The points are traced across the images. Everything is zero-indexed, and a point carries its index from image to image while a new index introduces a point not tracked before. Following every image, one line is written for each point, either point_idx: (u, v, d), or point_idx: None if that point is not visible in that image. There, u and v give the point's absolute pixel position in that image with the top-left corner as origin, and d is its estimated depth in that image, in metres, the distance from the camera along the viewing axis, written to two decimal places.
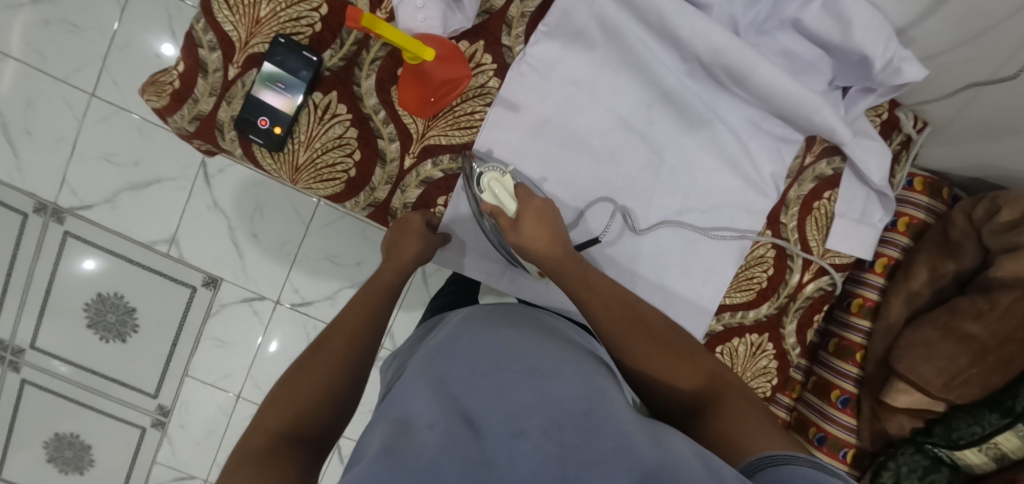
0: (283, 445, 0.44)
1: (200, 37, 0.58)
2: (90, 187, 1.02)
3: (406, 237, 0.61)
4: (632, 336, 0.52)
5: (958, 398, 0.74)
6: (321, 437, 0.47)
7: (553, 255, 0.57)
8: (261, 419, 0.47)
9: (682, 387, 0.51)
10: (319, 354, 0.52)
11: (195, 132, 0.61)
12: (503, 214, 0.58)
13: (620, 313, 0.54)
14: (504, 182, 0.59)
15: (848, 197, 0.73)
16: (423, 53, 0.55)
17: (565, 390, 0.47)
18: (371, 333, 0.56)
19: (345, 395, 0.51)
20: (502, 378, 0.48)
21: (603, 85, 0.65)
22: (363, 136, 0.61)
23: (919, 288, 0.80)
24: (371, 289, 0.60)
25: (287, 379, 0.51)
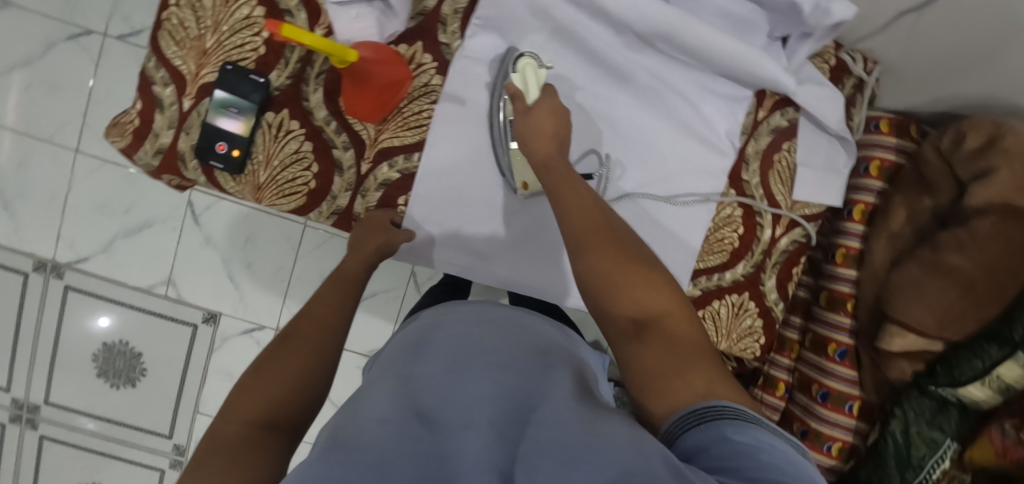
0: (258, 434, 0.46)
1: (153, 74, 0.61)
2: (85, 240, 1.06)
3: (373, 239, 0.63)
4: (601, 257, 0.52)
5: (953, 334, 0.74)
6: (295, 426, 0.50)
7: (552, 152, 0.58)
8: (232, 409, 0.49)
9: (639, 314, 0.50)
10: (290, 348, 0.55)
11: (159, 166, 0.64)
12: (520, 98, 0.60)
13: (592, 236, 0.53)
14: (538, 72, 0.62)
15: (807, 146, 0.73)
16: (347, 55, 0.55)
17: (520, 380, 0.51)
18: (340, 330, 0.59)
19: (317, 387, 0.54)
20: (463, 373, 0.52)
21: (546, 67, 0.66)
22: (319, 148, 0.63)
23: (900, 228, 0.79)
24: (337, 286, 0.63)
25: (257, 369, 0.53)
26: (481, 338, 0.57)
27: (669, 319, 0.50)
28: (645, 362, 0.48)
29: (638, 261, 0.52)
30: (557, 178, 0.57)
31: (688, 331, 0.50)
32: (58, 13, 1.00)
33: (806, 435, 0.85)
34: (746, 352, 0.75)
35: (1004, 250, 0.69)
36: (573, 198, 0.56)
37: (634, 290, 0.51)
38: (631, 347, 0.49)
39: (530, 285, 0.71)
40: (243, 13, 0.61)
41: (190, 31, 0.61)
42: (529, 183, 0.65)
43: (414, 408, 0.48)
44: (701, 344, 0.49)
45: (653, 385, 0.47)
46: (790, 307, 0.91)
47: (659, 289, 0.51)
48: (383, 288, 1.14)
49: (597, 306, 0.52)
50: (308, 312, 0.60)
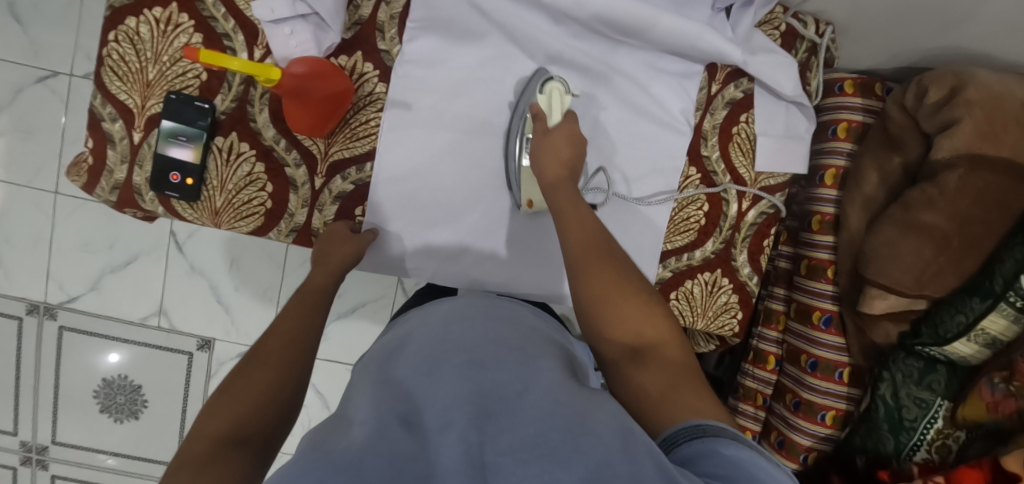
0: (225, 449, 0.46)
1: (101, 111, 0.62)
2: (74, 279, 1.07)
3: (333, 250, 0.63)
4: (602, 282, 0.55)
5: (934, 291, 0.73)
6: (263, 440, 0.49)
7: (563, 177, 0.61)
8: (200, 428, 0.48)
9: (636, 340, 0.53)
10: (258, 363, 0.54)
11: (117, 201, 0.64)
12: (543, 117, 0.63)
13: (595, 262, 0.56)
14: (563, 98, 0.64)
15: (766, 115, 0.72)
16: (269, 73, 0.54)
17: (501, 376, 0.49)
18: (307, 343, 0.58)
19: (286, 400, 0.53)
20: (443, 372, 0.50)
21: (491, 62, 0.66)
22: (271, 168, 0.64)
23: (872, 191, 0.78)
24: (305, 300, 0.61)
25: (226, 388, 0.52)
26: (462, 337, 0.55)
27: (662, 345, 0.53)
28: (644, 381, 0.50)
29: (637, 287, 0.55)
30: (563, 201, 0.60)
31: (681, 355, 0.53)
32: (21, 59, 1.00)
33: (798, 406, 0.84)
34: (725, 329, 0.75)
35: (974, 202, 0.69)
36: (578, 222, 0.58)
37: (632, 314, 0.54)
38: (630, 369, 0.52)
39: (498, 282, 0.72)
40: (182, 41, 0.61)
41: (132, 65, 0.61)
42: (534, 200, 0.67)
43: (394, 405, 0.47)
44: (693, 367, 0.52)
45: (654, 404, 0.48)
46: (774, 279, 0.90)
47: (653, 315, 0.54)
48: (372, 297, 1.14)
49: (596, 327, 0.54)
50: (275, 328, 0.58)
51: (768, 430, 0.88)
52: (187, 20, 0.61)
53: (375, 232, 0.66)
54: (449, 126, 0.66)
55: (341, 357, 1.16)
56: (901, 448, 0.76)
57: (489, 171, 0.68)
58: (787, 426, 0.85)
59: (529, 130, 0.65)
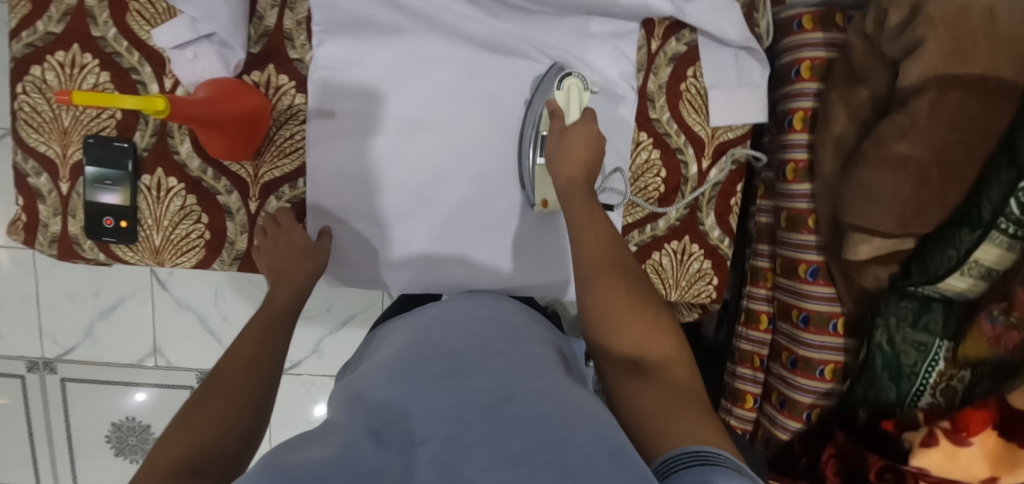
0: (178, 477, 0.40)
1: (24, 166, 0.60)
2: (65, 330, 1.03)
3: (288, 264, 0.60)
4: (612, 295, 0.52)
5: (919, 228, 0.68)
6: (222, 478, 0.43)
7: (577, 179, 0.58)
8: (149, 461, 0.42)
9: (642, 358, 0.51)
10: (216, 395, 0.49)
11: (58, 254, 0.63)
12: (560, 114, 0.61)
13: (606, 272, 0.53)
14: (582, 95, 0.62)
15: (716, 65, 0.67)
16: (155, 105, 0.50)
17: (479, 383, 0.48)
18: (265, 377, 0.52)
19: (246, 436, 0.47)
20: (417, 384, 0.49)
21: (409, 53, 0.62)
22: (203, 199, 0.62)
23: (843, 130, 0.73)
24: (266, 327, 0.56)
25: (181, 421, 0.46)
26: (445, 349, 0.54)
27: (669, 366, 0.50)
28: (644, 401, 0.47)
29: (648, 302, 0.53)
30: (575, 205, 0.57)
31: (688, 378, 0.50)
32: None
33: (796, 364, 0.80)
34: (701, 297, 0.71)
35: (950, 126, 0.64)
36: (592, 231, 0.55)
37: (641, 330, 0.51)
38: (632, 386, 0.49)
39: (456, 280, 0.69)
40: (90, 82, 0.60)
41: (45, 114, 0.59)
42: (549, 200, 0.66)
43: (374, 414, 0.47)
44: (699, 393, 0.50)
45: (654, 424, 0.45)
46: (756, 236, 0.86)
47: (663, 334, 0.52)
48: (359, 309, 1.08)
49: (603, 341, 0.52)
50: (231, 356, 0.53)
51: (769, 392, 0.84)
52: (92, 59, 0.59)
53: (328, 236, 0.64)
54: (375, 129, 0.63)
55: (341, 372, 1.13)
56: (904, 395, 0.72)
57: (427, 169, 0.65)
58: (787, 386, 0.81)
59: (542, 130, 0.63)
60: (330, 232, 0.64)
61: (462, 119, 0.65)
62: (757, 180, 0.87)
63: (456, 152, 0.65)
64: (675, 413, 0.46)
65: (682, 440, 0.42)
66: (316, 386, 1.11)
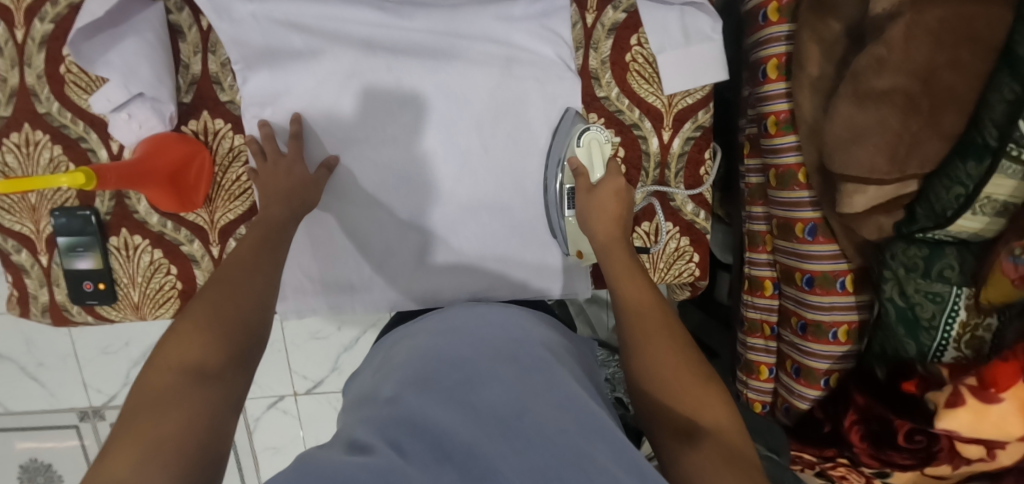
0: (186, 385, 0.42)
1: (4, 246, 0.64)
2: (106, 379, 1.09)
3: (282, 185, 0.58)
4: (660, 359, 0.49)
5: (921, 167, 0.61)
6: (232, 372, 0.44)
7: (616, 236, 0.57)
8: (159, 354, 0.44)
9: (691, 423, 0.46)
10: (221, 289, 0.49)
11: (52, 321, 0.67)
12: (585, 173, 0.60)
13: (652, 332, 0.51)
14: (603, 148, 0.61)
15: (659, 28, 0.63)
16: (76, 178, 0.51)
17: (494, 394, 0.45)
18: (267, 276, 0.51)
19: (256, 327, 0.48)
20: (433, 390, 0.46)
21: (331, 73, 0.62)
22: (168, 251, 0.64)
23: (820, 71, 0.67)
24: (265, 234, 0.54)
25: (188, 312, 0.47)
26: (463, 350, 0.50)
27: (720, 432, 0.45)
28: (694, 464, 0.43)
29: (698, 364, 0.49)
30: (618, 261, 0.55)
31: (741, 443, 0.45)
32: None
33: (806, 329, 0.75)
34: (684, 277, 0.67)
35: (934, 46, 0.57)
36: (634, 292, 0.53)
37: (693, 393, 0.47)
38: (679, 450, 0.44)
39: (417, 299, 0.70)
40: (47, 156, 0.62)
41: (12, 195, 0.62)
42: (584, 251, 0.66)
43: (392, 419, 0.43)
44: (754, 461, 0.44)
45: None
46: (749, 198, 0.80)
47: (716, 403, 0.47)
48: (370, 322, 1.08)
49: (649, 406, 0.48)
50: (233, 256, 0.52)
51: (783, 360, 0.80)
52: (43, 135, 0.61)
53: (329, 168, 0.62)
54: (309, 152, 0.63)
55: None
56: (924, 350, 0.65)
57: (381, 181, 0.65)
58: (800, 353, 0.77)
59: (568, 183, 0.63)
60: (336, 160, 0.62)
61: (401, 131, 0.64)
62: (742, 137, 0.81)
63: (400, 167, 0.65)
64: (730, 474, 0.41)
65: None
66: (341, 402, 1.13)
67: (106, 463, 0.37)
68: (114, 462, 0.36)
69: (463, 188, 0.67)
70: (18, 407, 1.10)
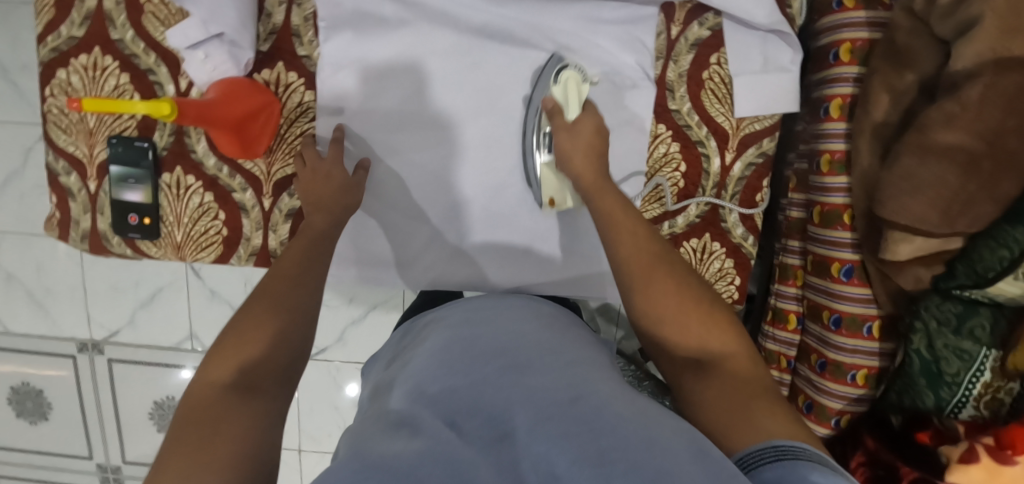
0: (232, 399, 0.46)
1: (55, 166, 0.63)
2: (111, 315, 1.07)
3: (323, 196, 0.60)
4: (662, 292, 0.55)
5: (970, 226, 0.62)
6: (274, 387, 0.49)
7: (596, 176, 0.59)
8: (208, 370, 0.49)
9: (701, 353, 0.53)
10: (264, 304, 0.53)
11: (89, 249, 0.66)
12: (561, 113, 0.61)
13: (649, 271, 0.55)
14: (580, 88, 0.61)
15: (740, 52, 0.63)
16: (159, 108, 0.51)
17: (540, 381, 0.48)
18: (308, 290, 0.56)
19: (295, 345, 0.53)
20: (479, 376, 0.49)
21: (411, 43, 0.63)
22: (219, 196, 0.64)
23: (885, 117, 0.68)
24: (310, 244, 0.58)
25: (232, 328, 0.52)
26: (512, 336, 0.55)
27: (729, 361, 0.53)
28: (709, 397, 0.50)
29: (699, 299, 0.55)
30: (607, 203, 0.58)
31: (750, 369, 0.53)
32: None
33: (825, 368, 0.76)
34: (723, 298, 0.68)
35: (1007, 111, 0.57)
36: (631, 239, 0.57)
37: (700, 328, 0.54)
38: (694, 383, 0.52)
39: (457, 282, 0.72)
40: (112, 84, 0.61)
41: (72, 116, 0.62)
42: (555, 197, 0.66)
43: (443, 403, 0.47)
44: (765, 382, 0.52)
45: (727, 422, 0.48)
46: (787, 231, 0.82)
47: (721, 329, 0.54)
48: (382, 299, 1.08)
49: (666, 350, 0.55)
50: (277, 268, 0.56)
51: (795, 394, 0.82)
52: (112, 62, 0.61)
53: (364, 172, 0.64)
54: (348, 153, 0.66)
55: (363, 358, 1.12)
56: (942, 404, 0.67)
57: (435, 167, 0.68)
58: (815, 390, 0.78)
59: (546, 125, 0.63)
60: (367, 166, 0.64)
61: (460, 112, 0.66)
62: (789, 171, 0.83)
63: (444, 148, 0.67)
64: (750, 411, 0.48)
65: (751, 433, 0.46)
66: (341, 373, 1.12)
67: (162, 469, 0.41)
68: (166, 470, 0.40)
69: (508, 193, 0.69)
70: (17, 329, 1.08)
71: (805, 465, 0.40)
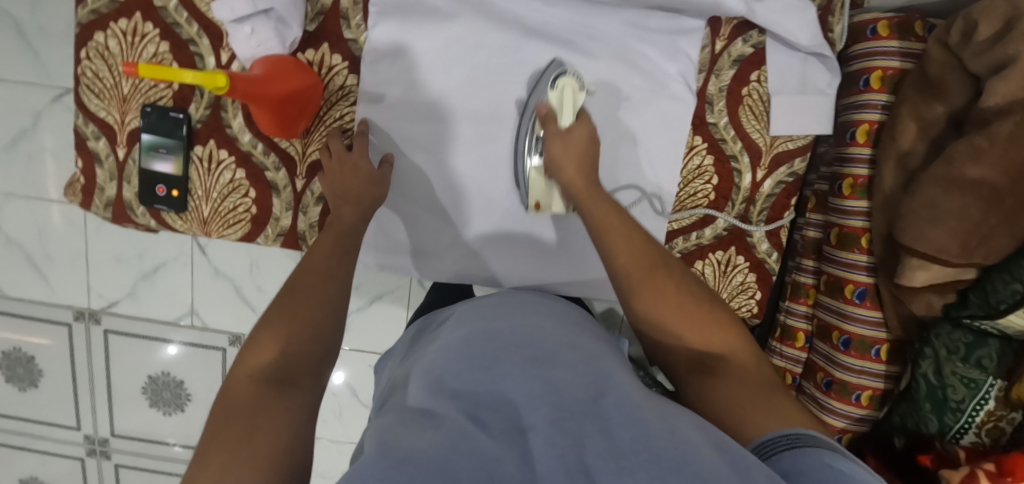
0: (269, 394, 0.48)
1: (85, 130, 0.62)
2: (111, 286, 1.05)
3: (351, 188, 0.61)
4: (658, 293, 0.55)
5: (986, 258, 0.63)
6: (310, 381, 0.51)
7: (584, 184, 0.59)
8: (243, 364, 0.50)
9: (705, 351, 0.55)
10: (296, 298, 0.54)
11: (112, 217, 0.65)
12: (555, 119, 0.61)
13: (645, 273, 0.55)
14: (576, 95, 0.62)
15: (780, 71, 0.65)
16: (217, 81, 0.52)
17: (568, 377, 0.48)
18: (341, 283, 0.56)
19: (327, 342, 0.54)
20: (502, 370, 0.49)
21: (460, 34, 0.64)
22: (251, 173, 0.63)
23: (910, 145, 0.69)
24: (340, 238, 0.58)
25: (265, 324, 0.52)
26: (525, 333, 0.53)
27: (733, 357, 0.55)
28: (722, 391, 0.52)
29: (697, 297, 0.56)
30: (598, 208, 0.58)
31: (754, 363, 0.55)
32: (7, 60, 0.92)
33: (831, 386, 0.78)
34: (742, 310, 0.70)
35: None
36: (626, 242, 0.56)
37: (700, 327, 0.55)
38: (702, 382, 0.54)
39: (488, 274, 0.73)
40: (150, 51, 0.60)
41: (106, 81, 0.61)
42: (541, 202, 0.66)
43: (474, 395, 0.47)
44: (769, 376, 0.55)
45: (736, 415, 0.51)
46: (801, 250, 0.83)
47: (723, 327, 0.56)
48: (388, 288, 1.06)
49: (666, 348, 0.56)
50: (309, 261, 0.57)
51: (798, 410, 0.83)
52: (153, 29, 0.60)
53: (390, 166, 0.65)
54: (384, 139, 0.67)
55: (366, 346, 1.11)
56: (945, 429, 0.70)
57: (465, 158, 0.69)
58: (820, 407, 0.79)
59: (539, 130, 0.64)
60: (392, 160, 0.65)
61: (471, 116, 0.67)
62: (809, 191, 0.84)
63: (468, 141, 0.68)
64: (759, 408, 0.50)
65: (762, 422, 0.49)
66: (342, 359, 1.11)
67: (205, 465, 0.42)
68: (210, 465, 0.42)
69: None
70: (13, 293, 1.05)
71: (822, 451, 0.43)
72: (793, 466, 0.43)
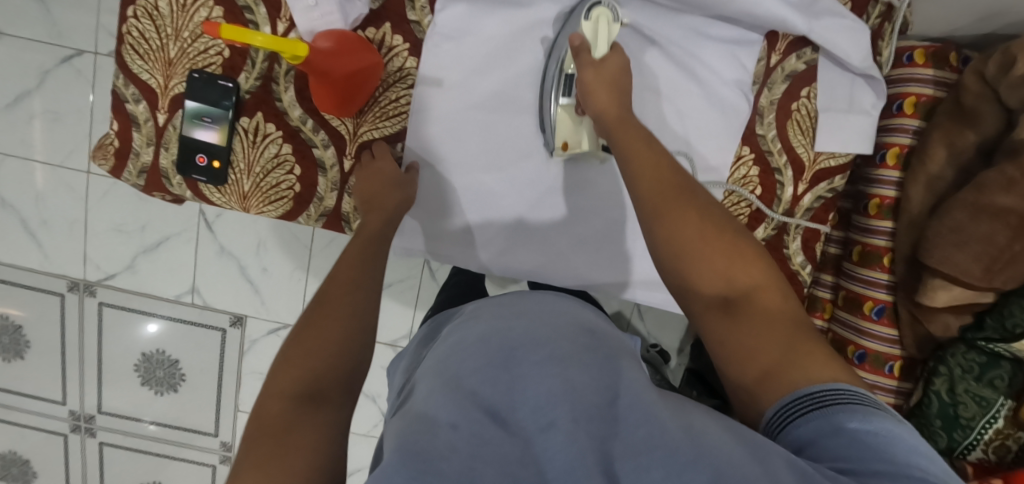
0: (302, 411, 0.47)
1: (123, 92, 0.59)
2: (110, 258, 1.00)
3: (378, 193, 0.61)
4: (686, 223, 0.53)
5: (1005, 283, 0.65)
6: (341, 396, 0.50)
7: (617, 116, 0.58)
8: (275, 384, 0.49)
9: (729, 287, 0.53)
10: (323, 312, 0.54)
11: (145, 185, 0.63)
12: (588, 49, 0.61)
13: (670, 199, 0.54)
14: (610, 27, 0.61)
15: (828, 88, 0.69)
16: (297, 50, 0.53)
17: (587, 377, 0.42)
18: (367, 294, 0.57)
19: (356, 355, 0.53)
20: (520, 371, 0.43)
21: (522, 24, 0.66)
22: (298, 150, 0.62)
23: (940, 170, 0.72)
24: (365, 250, 0.59)
25: (293, 341, 0.52)
26: (546, 327, 0.47)
27: (758, 293, 0.53)
28: (742, 336, 0.51)
29: (724, 230, 0.54)
30: (627, 138, 0.57)
31: (779, 303, 0.53)
32: (22, 16, 0.88)
33: None
34: None
35: None
36: (652, 167, 0.55)
37: (727, 262, 0.53)
38: (723, 321, 0.52)
39: (529, 268, 0.73)
40: (202, 15, 0.58)
41: (152, 42, 0.58)
42: (569, 141, 0.66)
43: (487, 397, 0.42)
44: (793, 316, 0.53)
45: (758, 364, 0.50)
46: (821, 264, 0.85)
47: (750, 263, 0.53)
48: (398, 278, 1.05)
49: (687, 286, 0.53)
50: (335, 275, 0.57)
51: None
52: None
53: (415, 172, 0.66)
54: (437, 122, 0.66)
55: None
56: (954, 445, 0.72)
57: (495, 141, 0.68)
58: None
59: (568, 68, 0.64)
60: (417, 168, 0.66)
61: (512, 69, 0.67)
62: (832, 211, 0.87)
63: (493, 143, 0.68)
64: (784, 361, 0.49)
65: (793, 378, 0.47)
66: None
67: None
68: None
69: (570, 198, 0.72)
70: (4, 259, 1.00)
71: (843, 411, 0.43)
72: (816, 432, 0.43)
